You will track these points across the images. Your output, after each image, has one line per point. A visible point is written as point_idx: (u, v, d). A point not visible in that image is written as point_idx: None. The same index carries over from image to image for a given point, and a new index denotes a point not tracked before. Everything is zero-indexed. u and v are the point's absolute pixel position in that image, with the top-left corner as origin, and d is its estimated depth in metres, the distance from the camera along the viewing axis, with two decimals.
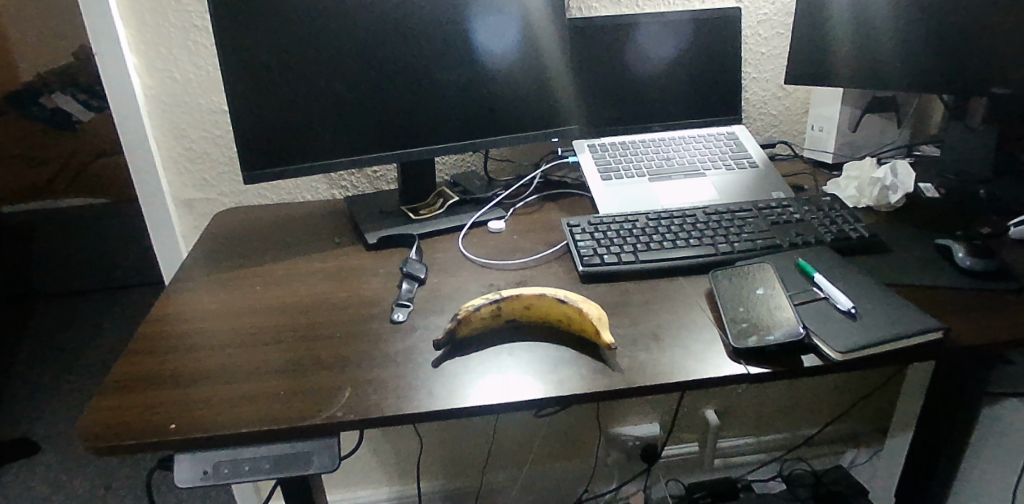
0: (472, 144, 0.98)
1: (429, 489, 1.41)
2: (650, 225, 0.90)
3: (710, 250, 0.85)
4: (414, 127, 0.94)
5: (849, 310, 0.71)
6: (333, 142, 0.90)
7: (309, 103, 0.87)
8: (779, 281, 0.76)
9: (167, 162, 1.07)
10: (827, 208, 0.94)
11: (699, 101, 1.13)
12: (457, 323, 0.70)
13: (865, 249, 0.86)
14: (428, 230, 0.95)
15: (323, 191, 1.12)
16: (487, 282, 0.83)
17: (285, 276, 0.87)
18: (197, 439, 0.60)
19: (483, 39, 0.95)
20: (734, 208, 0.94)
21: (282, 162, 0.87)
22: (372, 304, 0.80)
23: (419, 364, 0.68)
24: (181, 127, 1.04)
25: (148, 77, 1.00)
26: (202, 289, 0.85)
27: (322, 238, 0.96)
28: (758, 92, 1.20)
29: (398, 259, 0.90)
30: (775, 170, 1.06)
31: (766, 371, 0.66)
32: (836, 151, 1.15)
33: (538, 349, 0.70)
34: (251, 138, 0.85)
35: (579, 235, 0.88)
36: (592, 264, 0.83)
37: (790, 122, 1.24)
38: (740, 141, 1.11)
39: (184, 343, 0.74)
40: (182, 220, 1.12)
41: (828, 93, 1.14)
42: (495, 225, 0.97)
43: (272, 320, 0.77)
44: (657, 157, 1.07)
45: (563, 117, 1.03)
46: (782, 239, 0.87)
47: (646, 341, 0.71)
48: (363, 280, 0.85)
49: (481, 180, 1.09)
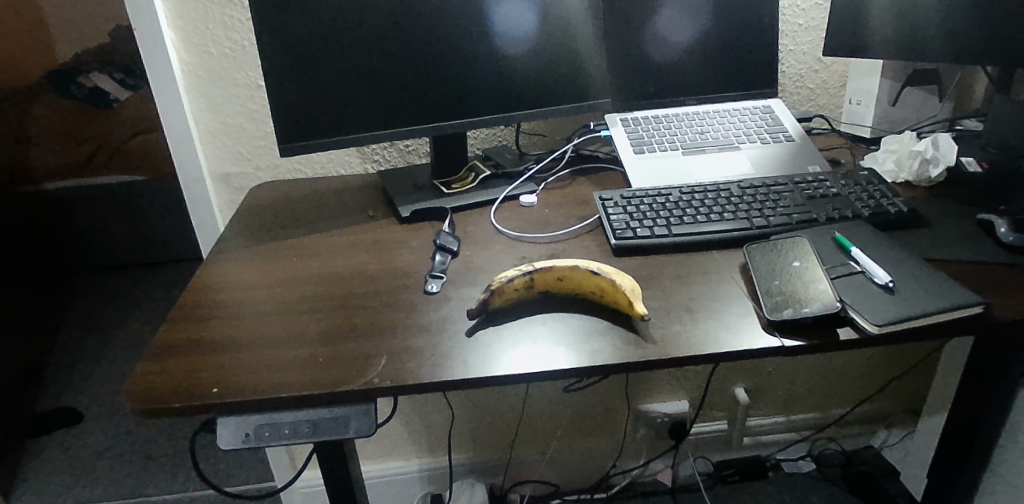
0: (504, 118, 0.98)
1: (459, 462, 1.44)
2: (683, 199, 0.89)
3: (744, 224, 0.84)
4: (444, 100, 0.94)
5: (887, 283, 0.70)
6: (364, 114, 0.90)
7: (340, 75, 0.88)
8: (816, 254, 0.75)
9: (204, 136, 1.09)
10: (865, 182, 0.92)
11: (734, 74, 1.11)
12: (491, 294, 0.70)
13: (904, 224, 0.85)
14: (460, 204, 0.95)
15: (356, 165, 1.13)
16: (520, 254, 0.84)
17: (322, 247, 0.89)
18: (240, 402, 0.62)
19: (499, 18, 0.94)
20: (769, 182, 0.93)
21: (314, 134, 0.88)
22: (406, 275, 0.80)
23: (453, 334, 0.69)
24: (218, 101, 1.06)
25: (185, 52, 1.02)
26: (242, 261, 0.87)
27: (356, 211, 0.98)
28: (795, 65, 1.18)
29: (431, 231, 0.91)
30: (811, 144, 1.04)
31: (801, 344, 0.65)
32: (874, 125, 1.12)
33: (572, 320, 0.70)
34: (285, 109, 0.86)
35: (611, 209, 0.88)
36: (624, 238, 0.83)
37: (827, 95, 1.21)
38: (775, 114, 1.09)
39: (225, 312, 0.76)
40: (219, 195, 1.14)
41: (867, 66, 1.11)
42: (527, 198, 0.97)
43: (310, 290, 0.79)
44: (690, 130, 1.06)
45: (594, 90, 1.02)
46: (819, 213, 0.86)
47: (679, 313, 0.71)
48: (397, 251, 0.86)
49: (513, 154, 1.09)
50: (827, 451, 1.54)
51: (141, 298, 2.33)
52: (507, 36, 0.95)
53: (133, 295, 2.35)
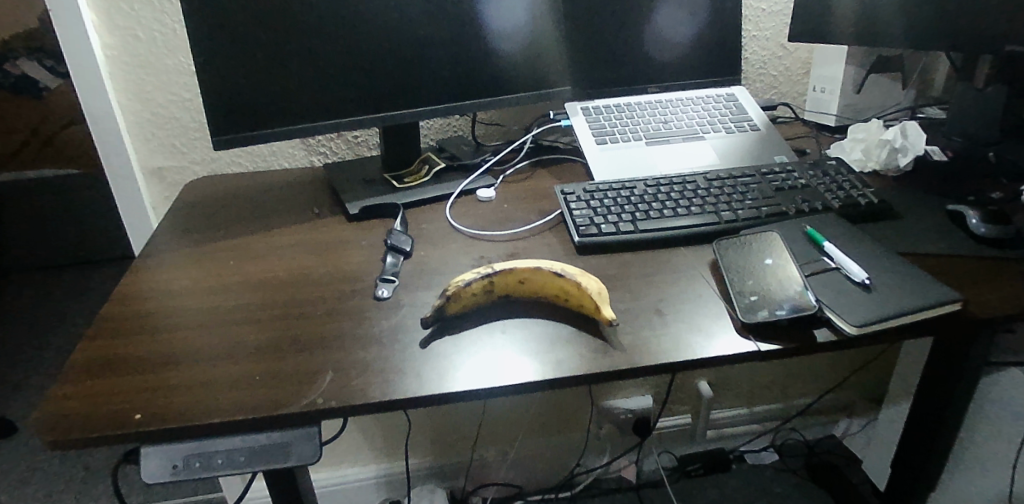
0: (459, 107, 0.91)
1: (418, 466, 1.38)
2: (648, 192, 0.85)
3: (713, 218, 0.81)
4: (394, 88, 0.88)
5: (863, 280, 0.67)
6: (305, 103, 0.83)
7: (277, 61, 0.80)
8: (787, 250, 0.72)
9: (133, 127, 0.99)
10: (833, 173, 0.90)
11: (696, 60, 1.07)
12: (448, 300, 0.64)
13: (873, 216, 0.82)
14: (414, 199, 0.89)
15: (300, 158, 1.05)
16: (477, 255, 0.78)
17: (262, 248, 0.81)
18: (166, 430, 0.55)
19: (492, 9, 0.90)
20: (736, 173, 0.89)
21: (251, 125, 0.81)
22: (353, 278, 0.74)
23: (405, 344, 0.63)
24: (147, 89, 0.96)
25: (108, 36, 0.92)
26: (171, 265, 0.78)
27: (301, 208, 0.90)
28: (758, 52, 1.14)
29: (381, 229, 0.84)
30: (776, 132, 1.01)
31: (777, 348, 0.62)
32: (839, 113, 1.09)
33: (537, 326, 0.65)
34: (216, 98, 0.78)
35: (574, 204, 0.83)
36: (588, 235, 0.78)
37: (790, 83, 1.18)
38: (739, 103, 1.06)
39: (152, 325, 0.68)
40: (152, 191, 1.04)
41: (831, 52, 1.08)
42: (485, 193, 0.91)
43: (247, 295, 0.72)
44: (654, 119, 1.01)
45: (553, 76, 0.97)
46: (789, 205, 0.83)
47: (648, 316, 0.66)
48: (343, 251, 0.79)
49: (469, 145, 1.02)
50: (789, 442, 1.54)
51: (76, 299, 2.19)
52: (504, 33, 0.92)
53: (68, 296, 2.21)
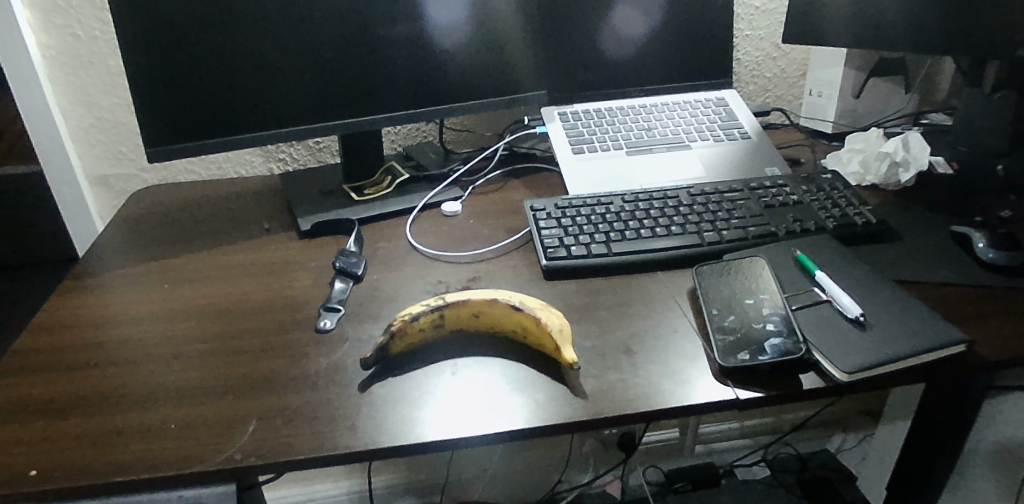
0: (422, 114, 0.84)
1: (390, 483, 1.32)
2: (625, 209, 0.78)
3: (695, 239, 0.74)
4: (350, 93, 0.81)
5: (857, 318, 0.60)
6: (250, 110, 0.76)
7: (217, 65, 0.73)
8: (773, 281, 0.65)
9: (77, 133, 0.92)
10: (828, 188, 0.83)
11: (687, 61, 0.99)
12: (391, 337, 0.58)
13: (870, 238, 0.75)
14: (372, 214, 0.82)
15: (258, 165, 0.98)
16: (435, 279, 0.71)
17: (202, 269, 0.74)
18: (63, 492, 0.48)
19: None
20: (723, 187, 0.82)
21: (189, 135, 0.74)
22: (294, 305, 0.67)
23: (341, 387, 0.56)
24: (90, 92, 0.89)
25: (45, 35, 0.85)
26: (99, 285, 0.71)
27: (251, 222, 0.83)
28: (751, 53, 1.07)
29: (334, 249, 0.77)
30: (768, 141, 0.94)
31: (758, 396, 0.55)
32: (836, 119, 1.02)
33: (491, 367, 0.58)
34: (149, 107, 0.71)
35: (544, 222, 0.76)
36: (557, 258, 0.71)
37: (786, 86, 1.11)
38: (729, 108, 0.99)
39: (68, 358, 0.60)
40: (99, 200, 0.98)
41: (829, 53, 1.01)
42: (450, 207, 0.84)
43: (174, 325, 0.64)
44: (637, 126, 0.94)
45: (527, 80, 0.90)
46: (778, 225, 0.76)
47: (616, 355, 0.59)
48: (288, 274, 0.72)
49: (436, 153, 0.96)
50: (782, 456, 1.48)
51: None
52: (443, 29, 0.83)
53: None
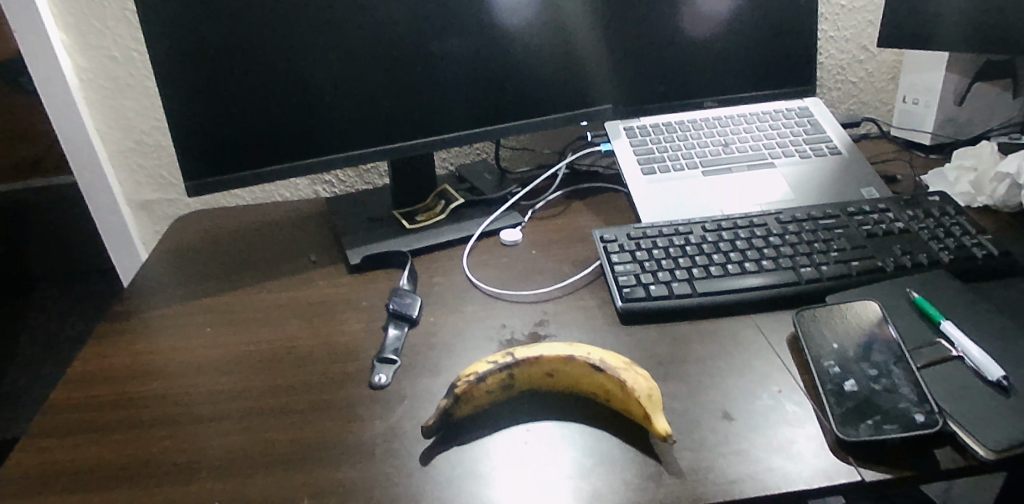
0: (477, 134, 0.78)
1: None
2: (707, 240, 0.70)
3: (790, 276, 0.65)
4: (401, 114, 0.74)
5: (998, 381, 0.52)
6: (295, 136, 0.70)
7: (258, 89, 0.67)
8: (891, 333, 0.56)
9: (116, 157, 0.88)
10: (937, 212, 0.73)
11: (767, 68, 0.89)
12: (456, 400, 0.51)
13: (995, 274, 0.66)
14: (426, 245, 0.76)
15: (304, 187, 0.93)
16: (498, 321, 0.64)
17: (245, 309, 0.68)
18: None
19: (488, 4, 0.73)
20: (816, 213, 0.73)
21: (230, 166, 0.68)
22: (346, 354, 0.61)
23: (399, 458, 0.50)
24: (129, 115, 0.85)
25: (81, 57, 0.81)
26: (137, 328, 0.66)
27: (298, 254, 0.78)
28: (835, 56, 0.97)
29: (387, 285, 0.71)
30: (860, 156, 0.84)
31: (888, 478, 0.47)
32: (935, 129, 0.92)
33: (567, 438, 0.51)
34: (189, 136, 0.66)
35: (616, 256, 0.68)
36: (634, 300, 0.64)
37: (872, 91, 1.01)
38: (814, 119, 0.89)
39: (104, 416, 0.55)
40: (141, 225, 0.94)
41: (926, 57, 0.91)
42: (510, 235, 0.78)
43: (216, 378, 0.59)
44: (711, 142, 0.85)
45: (590, 93, 0.83)
46: (884, 259, 0.67)
47: (712, 422, 0.52)
48: (338, 315, 0.66)
49: (491, 174, 0.89)
50: None
51: None
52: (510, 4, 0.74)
53: None
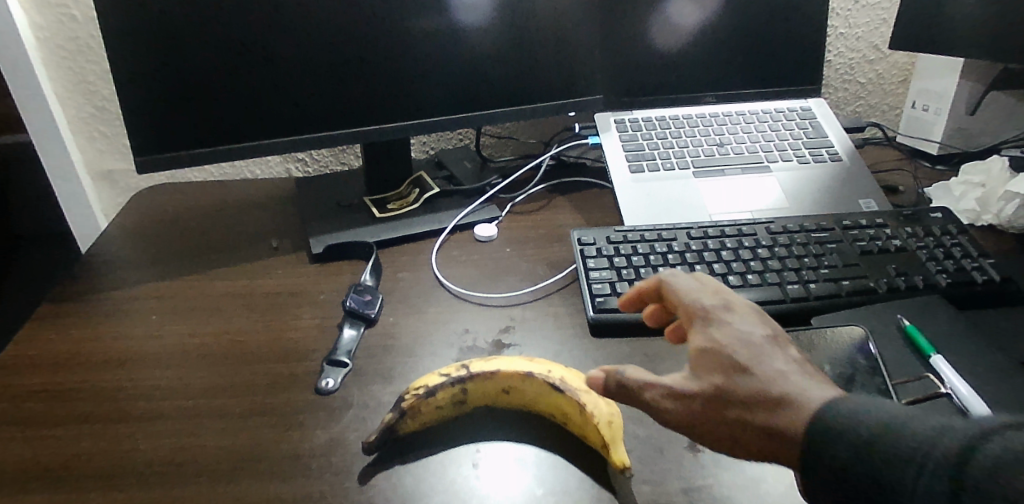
0: (457, 120, 0.73)
1: None
2: (691, 248, 0.65)
3: (775, 293, 0.61)
4: (374, 95, 0.69)
5: None
6: (257, 113, 0.65)
7: (219, 62, 0.62)
8: (876, 364, 0.52)
9: (76, 123, 0.83)
10: (938, 231, 0.68)
11: (770, 63, 0.84)
12: (401, 416, 0.48)
13: (992, 301, 0.61)
14: (395, 236, 0.72)
15: (275, 165, 0.89)
16: (461, 325, 0.60)
17: (196, 297, 0.64)
18: None
19: None
20: (809, 225, 0.69)
21: (185, 143, 0.64)
22: (296, 353, 0.57)
23: (337, 474, 0.47)
24: (90, 80, 0.81)
25: (38, 15, 0.76)
26: (78, 311, 0.62)
27: (259, 238, 0.74)
28: (843, 54, 0.92)
29: (348, 279, 0.67)
30: (862, 164, 0.79)
31: None
32: (944, 139, 0.87)
33: (518, 463, 0.47)
34: (139, 109, 0.61)
35: (593, 260, 0.64)
36: (608, 310, 0.59)
37: (881, 94, 0.96)
38: (816, 121, 0.84)
39: (28, 409, 0.52)
40: (103, 195, 0.90)
41: (939, 62, 0.85)
42: (484, 230, 0.73)
43: (154, 372, 0.55)
44: (706, 140, 0.81)
45: (579, 83, 0.78)
46: (877, 280, 0.62)
47: (677, 453, 0.48)
48: (292, 309, 0.62)
49: (472, 162, 0.84)
50: None
51: None
52: (467, 1, 0.69)
53: None
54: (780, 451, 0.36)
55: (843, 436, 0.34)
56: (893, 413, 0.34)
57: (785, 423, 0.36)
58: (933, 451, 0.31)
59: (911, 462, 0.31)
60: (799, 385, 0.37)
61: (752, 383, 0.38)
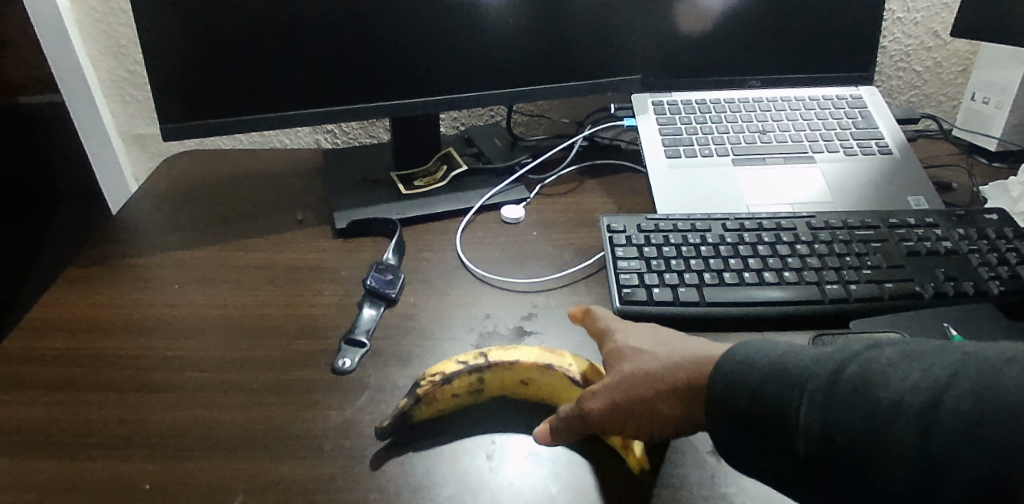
0: (488, 97, 0.71)
1: None
2: (726, 240, 0.63)
3: (812, 292, 0.58)
4: (403, 68, 0.67)
5: None
6: (283, 84, 0.64)
7: (246, 30, 0.61)
8: None
9: (108, 86, 0.83)
10: (992, 234, 0.64)
11: (819, 47, 0.80)
12: (416, 402, 0.47)
13: None
14: (420, 214, 0.70)
15: (304, 135, 0.88)
16: (482, 310, 0.59)
17: (219, 267, 0.64)
18: None
19: None
20: (853, 222, 0.65)
21: (211, 111, 0.63)
22: (314, 329, 0.56)
23: (349, 457, 0.46)
24: (123, 42, 0.80)
25: None
26: (102, 276, 0.63)
27: (284, 210, 0.73)
28: (900, 40, 0.87)
29: (371, 256, 0.66)
30: (914, 158, 0.75)
31: None
32: (1004, 135, 0.82)
33: (534, 457, 0.46)
34: (165, 75, 0.60)
35: (622, 249, 0.62)
36: (634, 302, 0.57)
37: (938, 83, 0.90)
38: (867, 111, 0.80)
39: (49, 372, 0.52)
40: (134, 158, 0.90)
41: (1005, 52, 0.80)
42: (512, 212, 0.71)
43: (172, 342, 0.55)
44: (748, 127, 0.77)
45: (617, 62, 0.75)
46: (923, 283, 0.59)
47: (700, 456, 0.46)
48: (313, 285, 0.62)
49: (503, 140, 0.82)
50: None
51: None
52: None
53: None
54: (689, 413, 0.41)
55: (740, 372, 0.38)
56: (779, 349, 0.38)
57: (686, 377, 0.42)
58: (806, 380, 0.35)
59: (790, 393, 0.35)
60: (690, 348, 0.44)
61: (649, 363, 0.44)
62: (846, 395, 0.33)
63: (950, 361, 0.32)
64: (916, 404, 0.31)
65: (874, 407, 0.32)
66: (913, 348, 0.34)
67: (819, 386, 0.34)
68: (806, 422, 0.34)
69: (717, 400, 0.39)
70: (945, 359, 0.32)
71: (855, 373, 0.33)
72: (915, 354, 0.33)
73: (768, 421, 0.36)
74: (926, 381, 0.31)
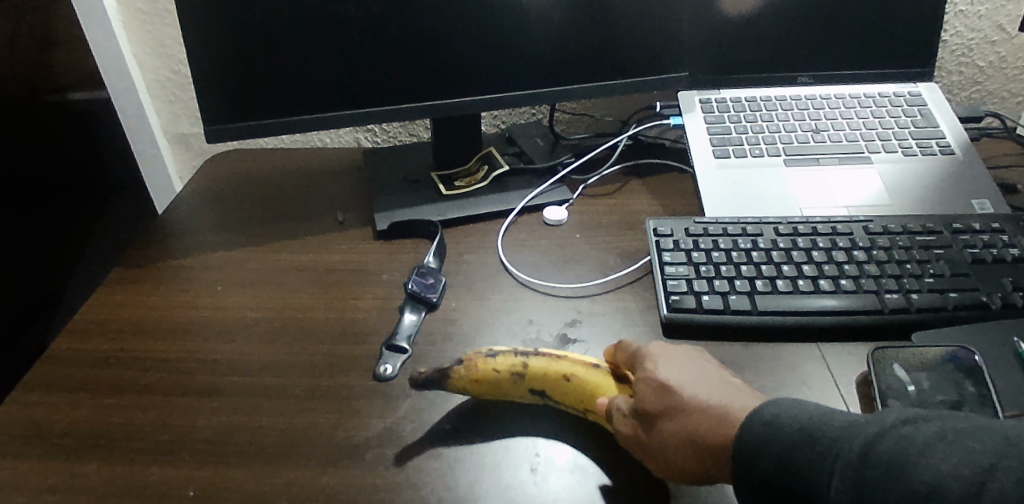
0: (531, 96, 0.69)
1: None
2: (778, 245, 0.60)
3: (870, 302, 0.55)
4: (445, 69, 0.66)
5: None
6: (325, 85, 0.63)
7: (289, 32, 0.60)
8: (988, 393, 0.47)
9: (153, 86, 0.84)
10: None
11: (877, 41, 0.76)
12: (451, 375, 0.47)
13: None
14: (460, 216, 0.69)
15: (344, 134, 0.88)
16: (525, 316, 0.58)
17: (261, 268, 0.64)
18: None
19: None
20: (914, 227, 0.62)
21: (253, 113, 0.63)
22: (356, 334, 0.56)
23: (391, 466, 0.45)
24: (167, 43, 0.81)
25: None
26: (147, 276, 0.63)
27: (325, 210, 0.73)
28: (963, 33, 0.82)
29: (411, 258, 0.65)
30: (977, 159, 0.71)
31: None
32: None
33: (578, 471, 0.45)
34: (209, 78, 0.60)
35: (669, 254, 0.60)
36: (682, 310, 0.55)
37: (1003, 79, 0.86)
38: (927, 109, 0.76)
39: (98, 374, 0.52)
40: (178, 157, 0.91)
41: None
42: (554, 214, 0.70)
43: (216, 345, 0.55)
44: (800, 126, 0.74)
45: (663, 60, 0.73)
46: (989, 294, 0.56)
47: None
48: (355, 288, 0.61)
49: (544, 139, 0.81)
50: None
51: None
52: None
53: None
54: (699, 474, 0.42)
55: (771, 436, 0.39)
56: (810, 414, 0.39)
57: (719, 429, 0.41)
58: (837, 453, 0.36)
59: (822, 465, 0.36)
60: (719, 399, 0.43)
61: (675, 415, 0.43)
62: (881, 473, 0.34)
63: (984, 449, 0.32)
64: (952, 492, 0.31)
65: (912, 489, 0.32)
66: (950, 429, 0.34)
67: (852, 465, 0.35)
68: (835, 496, 0.35)
69: (743, 470, 0.39)
70: (982, 440, 0.33)
71: (886, 453, 0.34)
72: (952, 434, 0.34)
73: (798, 494, 0.37)
74: (964, 466, 0.32)
